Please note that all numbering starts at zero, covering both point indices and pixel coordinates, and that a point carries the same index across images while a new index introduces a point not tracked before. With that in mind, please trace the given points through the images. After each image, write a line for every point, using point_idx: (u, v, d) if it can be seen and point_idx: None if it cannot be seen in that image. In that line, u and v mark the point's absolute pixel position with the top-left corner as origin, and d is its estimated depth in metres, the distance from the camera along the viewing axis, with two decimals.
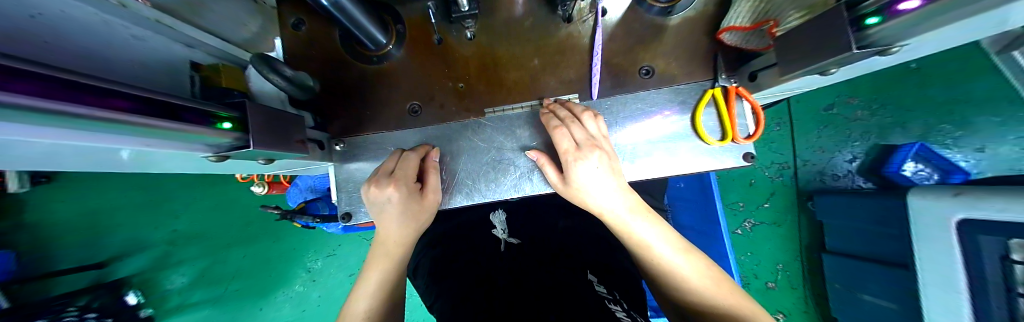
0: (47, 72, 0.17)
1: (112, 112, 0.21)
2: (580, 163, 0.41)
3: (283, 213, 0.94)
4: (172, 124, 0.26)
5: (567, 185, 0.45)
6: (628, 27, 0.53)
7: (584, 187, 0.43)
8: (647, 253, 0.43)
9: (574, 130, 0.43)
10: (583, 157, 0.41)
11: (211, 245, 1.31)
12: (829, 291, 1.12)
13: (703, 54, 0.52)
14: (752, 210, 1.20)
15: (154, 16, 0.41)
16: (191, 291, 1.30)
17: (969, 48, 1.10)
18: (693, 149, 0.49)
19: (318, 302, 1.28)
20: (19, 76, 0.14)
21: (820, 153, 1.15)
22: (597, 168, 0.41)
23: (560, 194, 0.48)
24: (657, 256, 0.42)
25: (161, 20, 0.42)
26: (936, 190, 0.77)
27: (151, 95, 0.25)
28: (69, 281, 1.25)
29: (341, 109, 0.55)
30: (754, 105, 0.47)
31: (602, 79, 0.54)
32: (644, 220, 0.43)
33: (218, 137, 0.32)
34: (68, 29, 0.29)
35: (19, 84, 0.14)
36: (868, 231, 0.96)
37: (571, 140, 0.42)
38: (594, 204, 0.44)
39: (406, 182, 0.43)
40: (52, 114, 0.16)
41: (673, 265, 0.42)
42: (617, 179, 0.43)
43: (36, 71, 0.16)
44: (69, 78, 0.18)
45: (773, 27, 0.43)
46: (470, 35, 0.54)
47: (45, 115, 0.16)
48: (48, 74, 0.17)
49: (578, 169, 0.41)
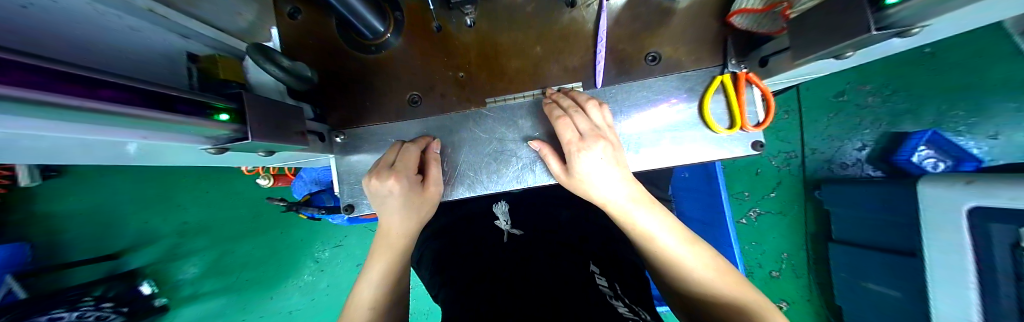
0: (42, 63, 0.16)
1: (111, 103, 0.20)
2: (583, 154, 0.40)
3: (289, 205, 0.95)
4: (171, 116, 0.26)
5: (570, 175, 0.44)
6: (634, 11, 0.51)
7: (588, 177, 0.42)
8: (651, 244, 0.43)
9: (578, 119, 0.42)
10: (586, 148, 0.40)
11: (221, 237, 1.34)
12: (833, 279, 1.12)
13: (712, 38, 0.50)
14: (758, 200, 1.19)
15: (145, 5, 0.40)
16: (204, 281, 1.34)
17: (989, 29, 1.05)
18: (699, 138, 0.48)
19: (327, 290, 1.31)
20: (13, 64, 0.14)
21: (829, 142, 1.13)
22: (602, 158, 0.40)
23: (563, 185, 0.47)
24: (662, 246, 0.42)
25: (154, 9, 0.41)
26: (948, 178, 0.76)
27: (150, 88, 0.25)
28: (85, 272, 1.29)
29: (340, 101, 0.54)
30: (765, 91, 0.45)
31: (606, 67, 0.52)
32: (648, 211, 0.43)
33: (217, 129, 0.32)
34: (62, 19, 0.28)
35: (14, 73, 0.14)
36: (875, 220, 0.95)
37: (574, 131, 0.42)
38: (597, 195, 0.43)
39: (407, 174, 0.43)
40: (52, 105, 0.16)
41: (677, 256, 0.41)
42: (620, 169, 0.42)
43: (32, 62, 0.16)
44: (67, 70, 0.18)
45: (786, 7, 0.40)
46: (470, 22, 0.52)
47: (43, 106, 0.16)
48: (46, 65, 0.17)
49: (582, 159, 0.40)
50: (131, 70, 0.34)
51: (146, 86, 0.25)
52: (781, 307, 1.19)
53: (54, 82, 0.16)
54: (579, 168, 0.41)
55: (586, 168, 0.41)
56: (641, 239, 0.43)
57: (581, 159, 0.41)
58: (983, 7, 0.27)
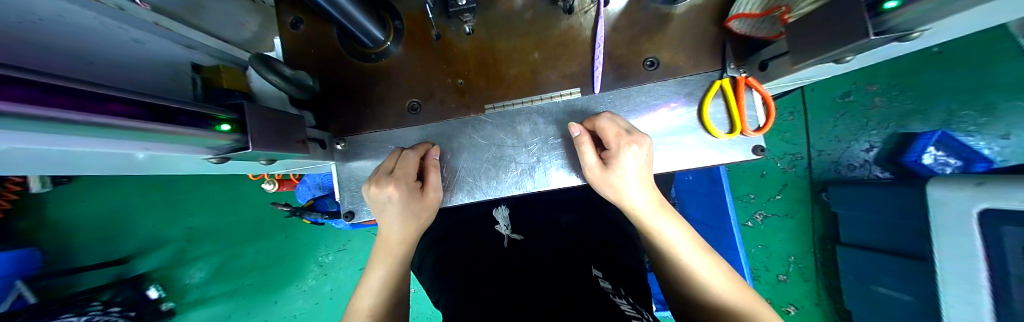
0: (51, 81, 0.17)
1: (116, 117, 0.21)
2: (630, 148, 0.40)
3: (292, 210, 0.96)
4: (174, 128, 0.27)
5: (607, 174, 0.42)
6: (632, 17, 0.51)
7: (629, 174, 0.41)
8: (671, 253, 0.41)
9: (619, 121, 0.44)
10: (631, 145, 0.40)
11: (226, 241, 1.36)
12: (843, 284, 1.10)
13: (712, 42, 0.50)
14: (763, 202, 1.18)
15: (151, 19, 0.42)
16: (209, 285, 1.36)
17: (996, 28, 1.03)
18: (700, 142, 0.48)
19: (330, 295, 1.32)
20: (22, 81, 0.14)
21: (836, 142, 1.11)
22: (643, 156, 0.41)
23: (593, 185, 0.44)
24: (685, 257, 0.41)
25: (160, 22, 0.43)
26: (958, 179, 0.74)
27: (153, 101, 0.26)
28: (93, 277, 1.31)
29: (342, 108, 0.55)
30: (765, 95, 0.45)
31: (604, 73, 0.52)
32: (669, 218, 0.42)
33: (219, 139, 0.33)
34: (70, 33, 0.29)
35: (21, 91, 0.14)
36: (885, 223, 0.93)
37: (616, 128, 0.43)
38: (629, 197, 0.41)
39: (406, 180, 0.44)
40: (54, 122, 0.16)
41: (698, 267, 0.40)
42: (647, 172, 0.42)
43: (39, 80, 0.16)
44: (76, 87, 0.19)
45: (784, 14, 0.41)
46: (469, 30, 0.53)
47: (48, 123, 0.16)
48: (61, 84, 0.17)
49: (629, 154, 0.40)
50: (137, 79, 0.35)
51: (150, 100, 0.25)
52: (789, 312, 1.17)
53: (65, 100, 0.17)
54: (623, 163, 0.40)
55: (629, 164, 0.41)
56: (661, 242, 0.42)
57: (627, 153, 0.40)
58: (971, 14, 0.27)
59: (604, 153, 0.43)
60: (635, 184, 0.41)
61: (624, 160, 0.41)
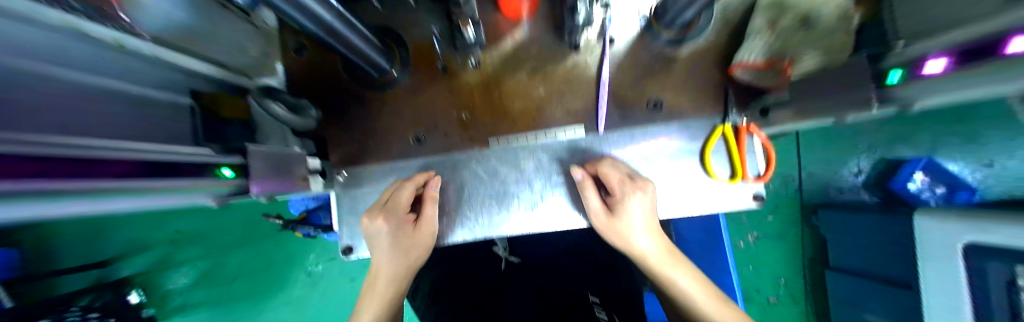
0: (43, 152, 0.16)
1: (116, 179, 0.21)
2: (636, 195, 0.41)
3: (285, 223, 0.94)
4: (160, 182, 0.25)
5: (612, 221, 0.42)
6: (637, 56, 0.51)
7: (635, 221, 0.41)
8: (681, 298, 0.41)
9: (620, 166, 0.45)
10: (634, 193, 0.41)
11: (212, 248, 1.31)
12: (829, 305, 1.13)
13: (715, 87, 0.50)
14: (755, 224, 1.20)
15: None
16: (193, 292, 1.31)
17: None
18: (703, 186, 0.49)
19: (321, 303, 1.30)
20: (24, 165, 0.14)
21: (827, 166, 1.12)
22: (648, 202, 0.42)
23: (598, 230, 0.45)
24: (696, 303, 0.40)
25: None
26: (945, 213, 0.77)
27: (135, 154, 0.24)
28: (64, 283, 1.25)
29: (345, 137, 0.54)
30: (766, 143, 0.46)
31: (609, 111, 0.52)
32: (676, 263, 0.42)
33: (210, 187, 0.31)
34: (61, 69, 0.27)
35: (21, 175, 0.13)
36: (872, 249, 0.96)
37: (619, 174, 0.44)
38: (635, 244, 0.42)
39: (395, 215, 0.45)
40: (38, 198, 0.15)
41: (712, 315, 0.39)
42: (650, 218, 0.43)
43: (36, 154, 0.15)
44: (68, 154, 0.18)
45: (789, 66, 0.42)
46: (475, 62, 0.53)
47: (31, 200, 0.15)
48: (53, 154, 0.17)
49: (634, 201, 0.41)
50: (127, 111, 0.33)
51: (132, 151, 0.24)
52: None
53: (61, 171, 0.16)
54: (629, 210, 0.41)
55: (634, 211, 0.41)
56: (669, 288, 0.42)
57: (632, 199, 0.41)
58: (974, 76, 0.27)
59: (608, 199, 0.44)
60: (640, 231, 0.42)
61: (629, 206, 0.42)
